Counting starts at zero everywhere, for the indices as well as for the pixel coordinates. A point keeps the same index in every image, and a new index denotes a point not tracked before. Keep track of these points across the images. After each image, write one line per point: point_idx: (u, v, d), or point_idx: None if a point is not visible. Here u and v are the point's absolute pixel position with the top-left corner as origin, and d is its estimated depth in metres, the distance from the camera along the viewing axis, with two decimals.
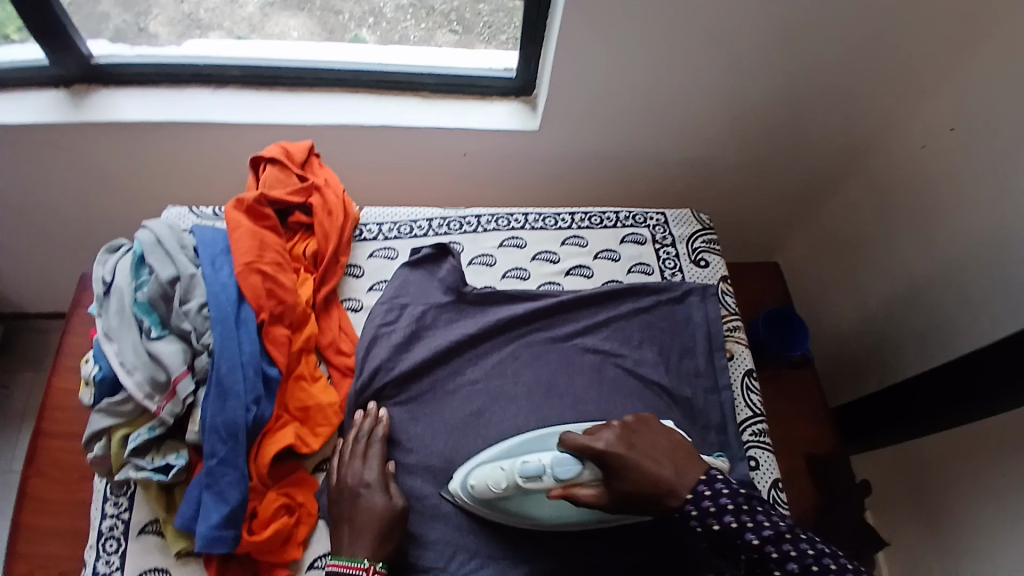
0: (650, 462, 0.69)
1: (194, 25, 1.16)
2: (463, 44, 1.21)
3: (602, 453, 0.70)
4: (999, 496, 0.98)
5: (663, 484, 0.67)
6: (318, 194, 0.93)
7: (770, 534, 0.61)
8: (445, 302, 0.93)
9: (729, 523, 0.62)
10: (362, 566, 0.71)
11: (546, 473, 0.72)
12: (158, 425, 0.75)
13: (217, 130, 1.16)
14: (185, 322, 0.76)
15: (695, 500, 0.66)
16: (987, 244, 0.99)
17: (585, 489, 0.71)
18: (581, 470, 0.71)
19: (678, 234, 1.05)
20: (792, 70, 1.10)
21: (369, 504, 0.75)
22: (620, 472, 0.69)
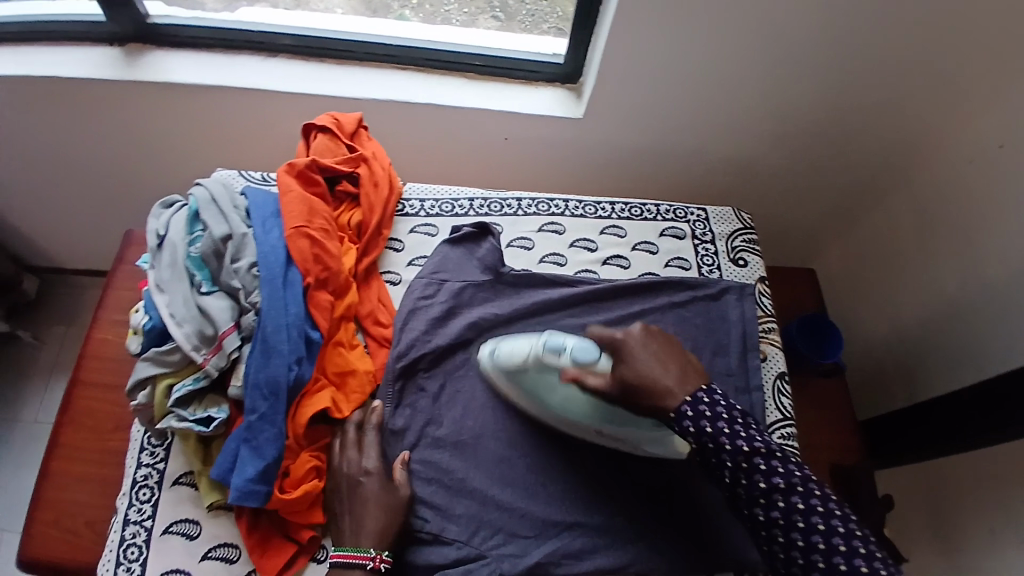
0: (657, 362, 0.73)
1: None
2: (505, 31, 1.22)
3: (619, 340, 0.76)
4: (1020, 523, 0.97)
5: (665, 386, 0.71)
6: (365, 166, 0.94)
7: (759, 447, 0.66)
8: (483, 281, 0.94)
9: (723, 428, 0.67)
10: (367, 555, 0.74)
11: (566, 352, 0.77)
12: (202, 378, 0.77)
13: (265, 98, 1.17)
14: (235, 280, 0.79)
15: (692, 402, 0.70)
16: None
17: (595, 377, 0.76)
18: (600, 358, 0.77)
19: (719, 232, 1.04)
20: (844, 74, 1.08)
21: (370, 495, 0.77)
22: (626, 360, 0.74)
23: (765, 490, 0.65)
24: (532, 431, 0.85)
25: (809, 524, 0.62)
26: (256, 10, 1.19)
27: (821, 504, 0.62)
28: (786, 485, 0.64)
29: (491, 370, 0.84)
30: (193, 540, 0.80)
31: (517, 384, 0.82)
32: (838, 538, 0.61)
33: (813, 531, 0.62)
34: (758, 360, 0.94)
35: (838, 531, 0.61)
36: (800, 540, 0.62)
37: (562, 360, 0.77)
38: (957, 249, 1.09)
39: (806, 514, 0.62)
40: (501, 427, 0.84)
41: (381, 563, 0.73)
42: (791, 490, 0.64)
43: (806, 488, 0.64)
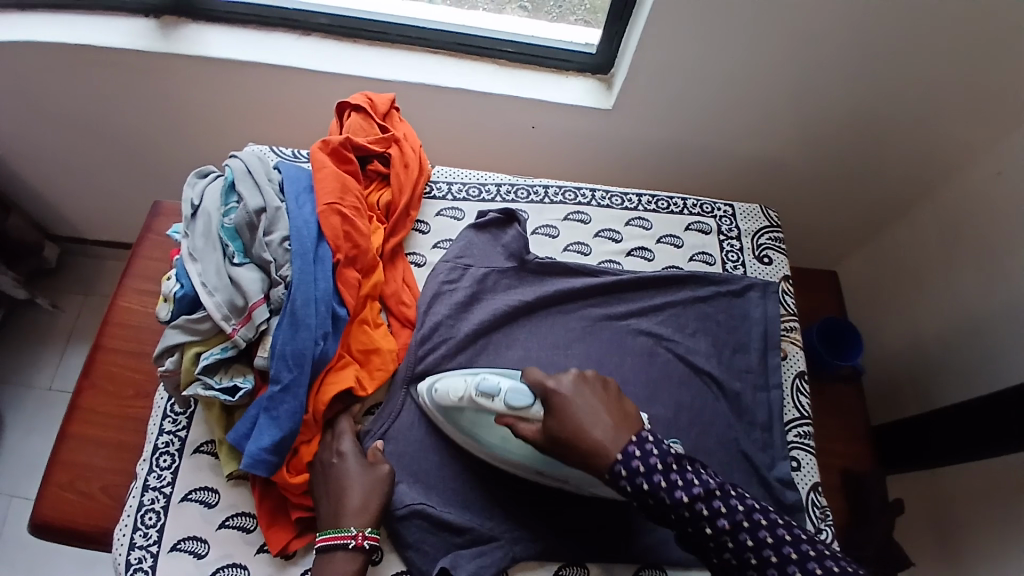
0: (582, 424, 0.68)
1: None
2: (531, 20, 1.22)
3: (549, 390, 0.72)
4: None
5: (594, 442, 0.67)
6: (396, 147, 0.94)
7: (700, 493, 0.63)
8: (507, 268, 0.94)
9: (661, 483, 0.64)
10: (349, 534, 0.73)
11: (499, 396, 0.75)
12: (230, 347, 0.78)
13: (299, 75, 1.18)
14: (266, 252, 0.80)
15: (624, 461, 0.65)
16: None
17: (527, 423, 0.74)
18: (533, 404, 0.74)
19: (744, 229, 1.04)
20: (880, 80, 1.07)
21: (345, 474, 0.77)
22: (557, 414, 0.70)
23: (714, 532, 0.63)
24: None
25: (760, 560, 0.61)
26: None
27: (771, 536, 0.62)
28: (732, 525, 0.62)
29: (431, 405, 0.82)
30: (212, 508, 0.81)
31: (452, 424, 0.81)
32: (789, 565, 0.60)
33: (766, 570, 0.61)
34: (779, 359, 0.95)
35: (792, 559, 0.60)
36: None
37: (494, 403, 0.75)
38: (984, 260, 1.08)
39: (759, 548, 0.61)
40: None
41: (365, 539, 0.74)
42: (738, 529, 0.62)
43: (755, 522, 0.63)
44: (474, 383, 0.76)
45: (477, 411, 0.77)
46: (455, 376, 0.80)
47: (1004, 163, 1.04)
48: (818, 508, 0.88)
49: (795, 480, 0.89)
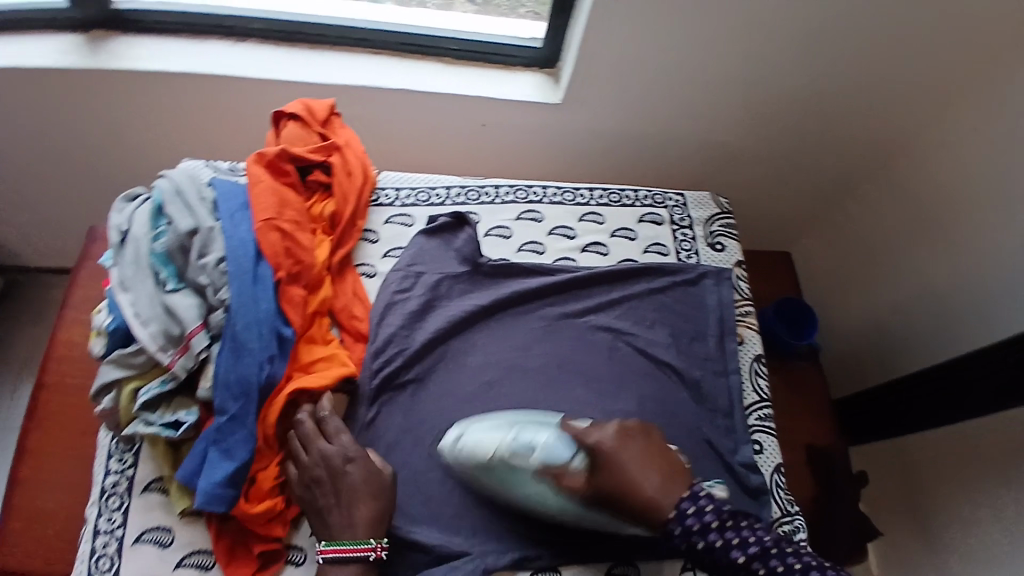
0: (632, 481, 0.68)
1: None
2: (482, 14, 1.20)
3: (592, 449, 0.71)
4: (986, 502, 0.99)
5: (646, 504, 0.67)
6: (338, 155, 0.91)
7: (756, 552, 0.63)
8: (460, 273, 0.93)
9: (715, 542, 0.63)
10: (369, 546, 0.72)
11: (538, 450, 0.73)
12: (170, 380, 0.76)
13: (237, 84, 1.13)
14: (202, 276, 0.77)
15: (676, 533, 0.65)
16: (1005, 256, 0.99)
17: (573, 477, 0.72)
18: (575, 456, 0.73)
19: (697, 217, 1.04)
20: (823, 62, 1.08)
21: (357, 483, 0.74)
22: (605, 470, 0.70)
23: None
24: None
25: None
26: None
27: None
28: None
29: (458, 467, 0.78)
30: (166, 548, 0.78)
31: (478, 477, 0.77)
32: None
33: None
34: (735, 344, 0.95)
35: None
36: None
37: (533, 454, 0.74)
38: (936, 234, 1.11)
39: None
40: (482, 419, 0.84)
41: (383, 549, 0.73)
42: None
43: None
44: (506, 438, 0.75)
45: (513, 467, 0.74)
46: (488, 428, 0.77)
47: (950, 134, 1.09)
48: (783, 490, 0.89)
49: (759, 463, 0.90)
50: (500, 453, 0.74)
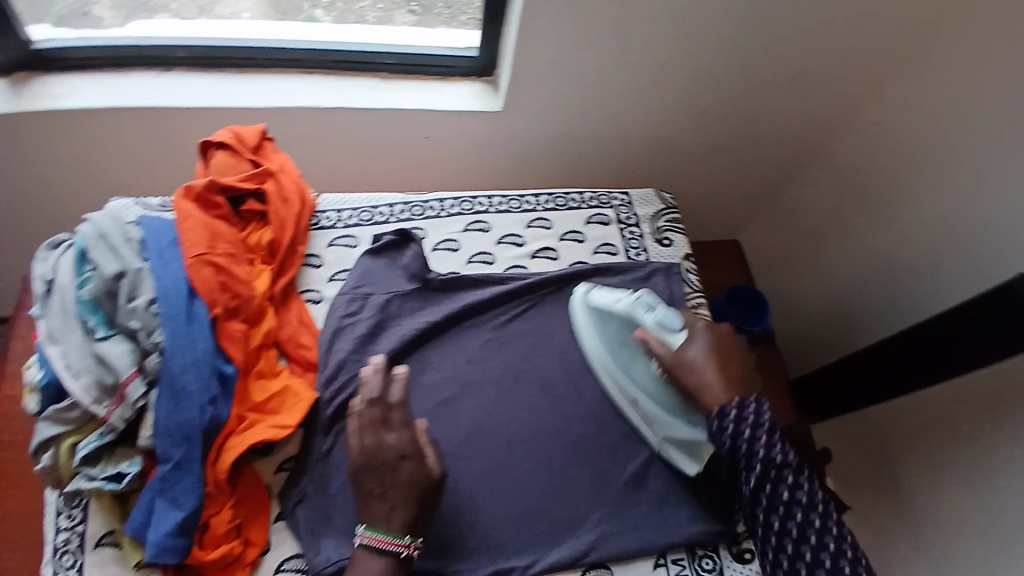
0: (712, 361, 0.76)
1: (141, 8, 1.11)
2: (423, 24, 1.17)
3: (699, 326, 0.79)
4: (946, 470, 1.02)
5: (708, 380, 0.75)
6: (271, 181, 0.89)
7: (793, 460, 0.69)
8: (409, 290, 0.91)
9: (762, 437, 0.69)
10: (402, 542, 0.70)
11: (651, 316, 0.82)
12: (108, 432, 0.73)
13: (169, 116, 1.10)
14: (133, 321, 0.74)
15: (719, 416, 0.72)
16: (943, 229, 1.03)
17: (661, 344, 0.79)
18: (678, 331, 0.80)
19: (643, 214, 1.05)
20: (756, 53, 1.10)
21: (407, 479, 0.72)
22: (698, 342, 0.78)
23: (785, 501, 0.68)
24: (477, 440, 0.84)
25: (806, 541, 0.67)
26: (152, 24, 1.12)
27: (834, 529, 0.67)
28: (808, 501, 0.68)
29: (578, 309, 0.92)
30: None
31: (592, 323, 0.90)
32: (826, 556, 0.66)
33: (800, 554, 0.67)
34: None
35: (824, 564, 0.66)
36: (791, 544, 0.68)
37: (646, 319, 0.82)
38: (877, 211, 1.15)
39: (820, 531, 0.67)
40: (444, 436, 0.84)
41: (414, 549, 0.71)
42: (811, 508, 0.68)
43: (825, 508, 0.68)
44: (633, 297, 0.85)
45: (627, 321, 0.85)
46: (616, 293, 0.88)
47: (880, 113, 1.14)
48: None
49: None
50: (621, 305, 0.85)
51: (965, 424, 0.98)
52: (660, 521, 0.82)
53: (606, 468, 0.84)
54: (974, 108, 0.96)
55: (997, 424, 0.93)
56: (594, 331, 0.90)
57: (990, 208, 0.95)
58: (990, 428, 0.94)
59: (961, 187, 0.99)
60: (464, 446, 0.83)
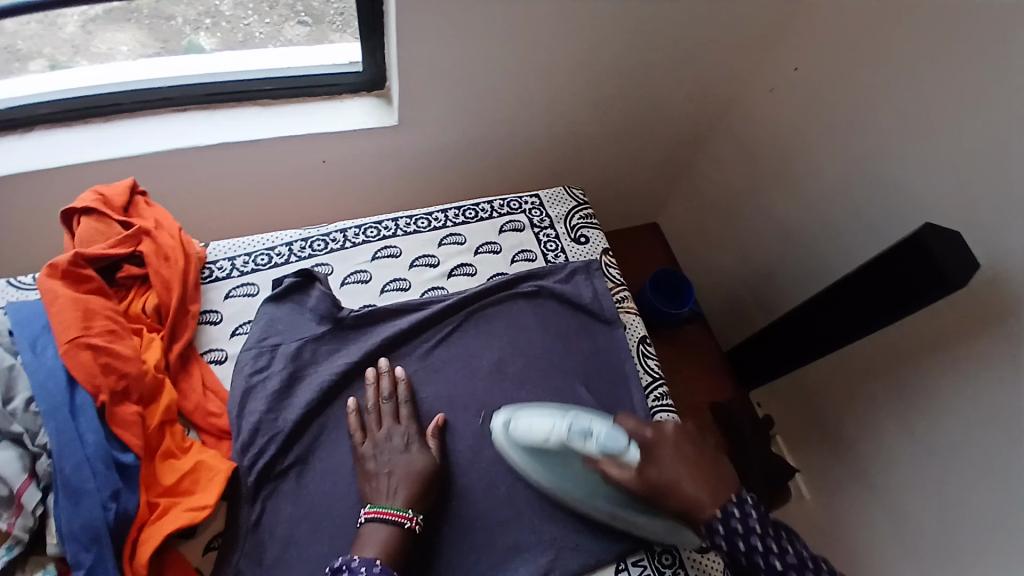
0: (683, 471, 0.69)
1: (11, 57, 1.03)
2: (317, 36, 1.11)
3: (654, 441, 0.73)
4: (882, 421, 1.04)
5: (692, 495, 0.67)
6: (148, 241, 0.83)
7: (793, 561, 0.62)
8: (321, 334, 0.86)
9: (756, 546, 0.62)
10: (405, 514, 0.71)
11: (593, 437, 0.72)
12: (15, 544, 0.64)
13: (35, 179, 1.01)
14: (13, 424, 0.67)
15: (710, 534, 0.65)
16: (846, 189, 1.04)
17: (620, 467, 0.72)
18: (628, 448, 0.72)
19: (555, 215, 1.04)
20: (645, 35, 1.08)
21: (416, 464, 0.76)
22: (657, 461, 0.71)
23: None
24: None
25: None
26: (15, 82, 1.03)
27: None
28: None
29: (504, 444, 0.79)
30: None
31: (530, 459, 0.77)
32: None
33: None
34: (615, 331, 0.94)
35: None
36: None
37: (589, 444, 0.72)
38: (783, 175, 1.17)
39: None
40: None
41: (418, 524, 0.71)
42: None
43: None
44: (562, 425, 0.74)
45: (566, 450, 0.75)
46: (541, 414, 0.76)
47: (774, 80, 1.15)
48: None
49: None
50: (553, 437, 0.73)
51: (892, 372, 1.01)
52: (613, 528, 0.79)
53: None
54: (857, 67, 0.97)
55: (919, 369, 0.96)
56: (530, 465, 0.77)
57: (884, 163, 0.96)
58: (914, 373, 0.97)
59: (857, 145, 1.01)
60: None
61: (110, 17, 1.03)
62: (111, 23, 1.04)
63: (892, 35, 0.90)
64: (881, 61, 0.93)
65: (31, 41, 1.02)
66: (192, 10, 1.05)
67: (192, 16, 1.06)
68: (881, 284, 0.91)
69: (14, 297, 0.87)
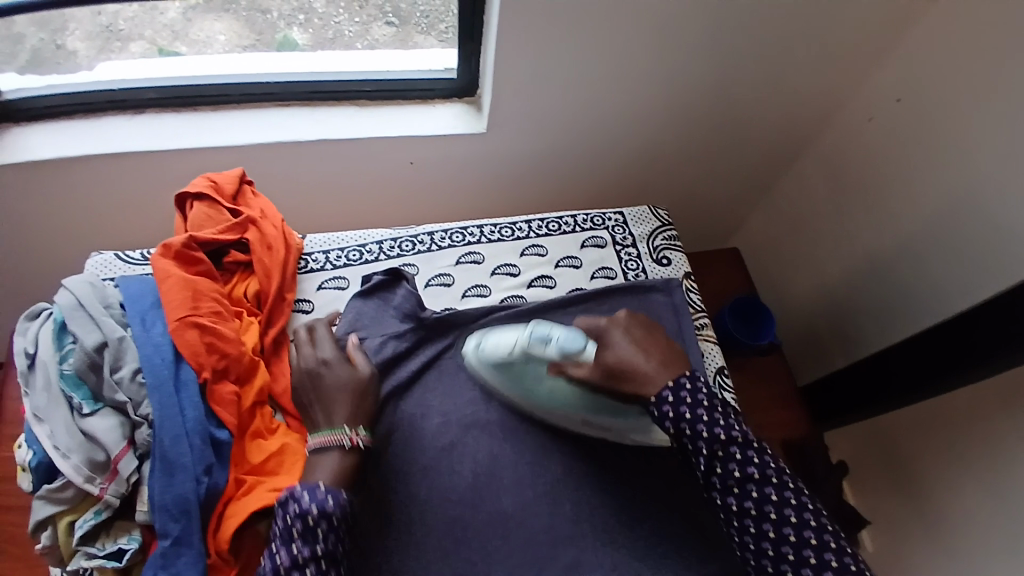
0: (637, 351, 0.77)
1: (113, 37, 1.08)
2: (401, 37, 1.13)
3: (605, 326, 0.80)
4: (959, 475, 0.98)
5: (642, 379, 0.75)
6: (253, 229, 0.87)
7: (738, 436, 0.69)
8: (404, 331, 0.89)
9: (703, 416, 0.70)
10: (341, 434, 0.74)
11: (553, 343, 0.78)
12: (103, 509, 0.71)
13: (145, 159, 1.08)
14: (119, 393, 0.72)
15: (658, 404, 0.73)
16: (939, 231, 1.00)
17: (578, 366, 0.79)
18: (586, 346, 0.79)
19: (638, 234, 1.04)
20: (740, 55, 1.07)
21: (339, 384, 0.78)
22: (609, 347, 0.79)
23: (738, 479, 0.67)
24: (484, 484, 0.80)
25: (777, 534, 0.65)
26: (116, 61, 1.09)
27: (792, 512, 0.65)
28: (760, 474, 0.67)
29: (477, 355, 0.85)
30: None
31: (504, 379, 0.83)
32: (772, 508, 0.65)
33: (778, 526, 0.65)
34: (699, 357, 0.93)
35: (789, 538, 0.64)
36: (753, 522, 0.66)
37: (548, 350, 0.78)
38: (871, 212, 1.13)
39: (779, 505, 0.65)
40: (446, 481, 0.80)
41: (360, 439, 0.74)
42: (764, 480, 0.67)
43: (779, 482, 0.67)
44: (525, 334, 0.79)
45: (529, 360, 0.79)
46: (504, 331, 0.82)
47: (873, 109, 1.10)
48: None
49: None
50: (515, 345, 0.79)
51: (971, 423, 0.95)
52: (677, 560, 0.77)
53: (615, 505, 0.80)
54: (966, 102, 0.92)
55: (1006, 423, 0.90)
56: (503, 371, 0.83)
57: (989, 204, 0.91)
58: (1002, 430, 0.90)
59: (955, 187, 0.96)
60: (466, 490, 0.80)
61: (209, 6, 1.07)
62: (210, 12, 1.07)
63: (1012, 69, 0.85)
64: (992, 95, 0.88)
65: (132, 22, 1.07)
66: (287, 5, 1.08)
67: (287, 11, 1.09)
68: (956, 341, 0.92)
69: (123, 270, 0.94)
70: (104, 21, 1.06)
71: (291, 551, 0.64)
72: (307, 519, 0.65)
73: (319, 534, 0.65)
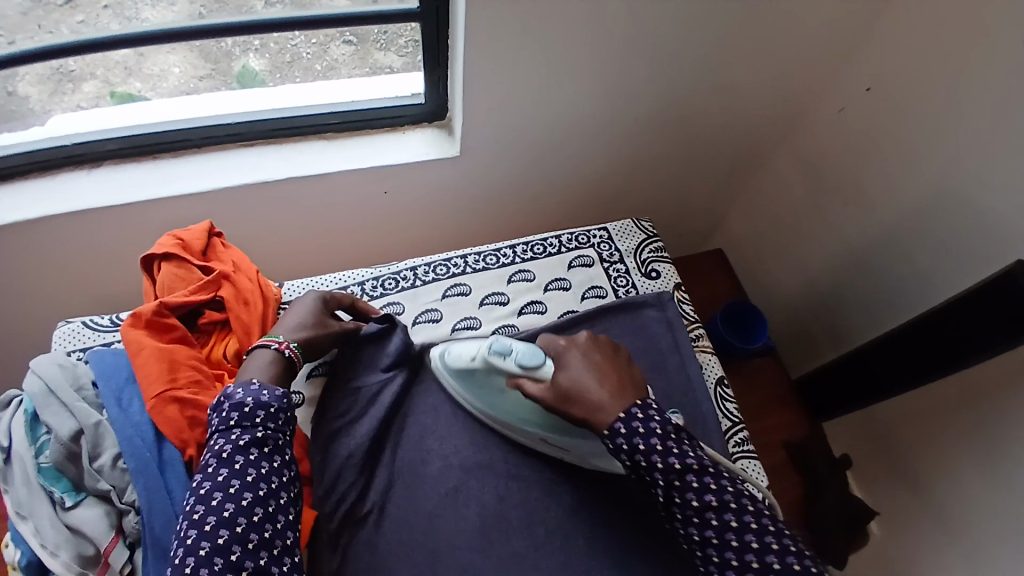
0: (592, 375, 0.73)
1: (65, 78, 0.99)
2: (361, 54, 1.06)
3: (564, 347, 0.78)
4: (958, 462, 0.98)
5: (596, 401, 0.70)
6: (228, 284, 0.83)
7: (692, 463, 0.64)
8: (395, 376, 0.86)
9: (656, 446, 0.65)
10: (274, 338, 0.78)
11: (511, 355, 0.78)
12: None
13: (109, 214, 1.03)
14: (101, 482, 0.68)
15: (611, 436, 0.68)
16: (918, 217, 1.00)
17: (535, 382, 0.76)
18: (544, 362, 0.77)
19: (625, 249, 1.02)
20: (709, 57, 1.05)
21: (305, 305, 0.84)
22: (566, 368, 0.75)
23: (697, 508, 0.63)
24: (492, 527, 0.78)
25: (741, 564, 0.60)
26: (67, 110, 1.02)
27: (755, 539, 0.60)
28: (719, 502, 0.62)
29: (441, 370, 0.86)
30: None
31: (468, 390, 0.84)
32: (733, 536, 0.61)
33: (743, 554, 0.60)
34: (698, 370, 0.91)
35: (752, 566, 0.59)
36: (716, 554, 0.61)
37: (506, 362, 0.78)
38: (849, 202, 1.13)
39: (740, 532, 0.61)
40: (453, 529, 0.77)
41: (287, 347, 0.77)
42: (724, 508, 0.62)
43: (739, 507, 0.62)
44: (486, 345, 0.80)
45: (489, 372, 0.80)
46: (467, 343, 0.84)
47: (844, 99, 1.10)
48: None
49: None
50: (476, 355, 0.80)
51: (968, 410, 0.95)
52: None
53: (630, 535, 0.78)
54: (938, 89, 0.92)
55: (1004, 406, 0.90)
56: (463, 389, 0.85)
57: (968, 189, 0.91)
58: (1000, 414, 0.90)
59: (932, 175, 0.96)
60: (473, 535, 0.77)
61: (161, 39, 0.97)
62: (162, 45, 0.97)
63: (980, 53, 0.85)
64: (963, 82, 0.88)
65: (83, 63, 0.97)
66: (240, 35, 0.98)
67: (241, 38, 0.99)
68: (948, 330, 0.92)
69: (92, 339, 0.90)
70: (53, 64, 0.96)
71: (230, 439, 0.67)
72: (243, 409, 0.68)
73: (257, 423, 0.68)
